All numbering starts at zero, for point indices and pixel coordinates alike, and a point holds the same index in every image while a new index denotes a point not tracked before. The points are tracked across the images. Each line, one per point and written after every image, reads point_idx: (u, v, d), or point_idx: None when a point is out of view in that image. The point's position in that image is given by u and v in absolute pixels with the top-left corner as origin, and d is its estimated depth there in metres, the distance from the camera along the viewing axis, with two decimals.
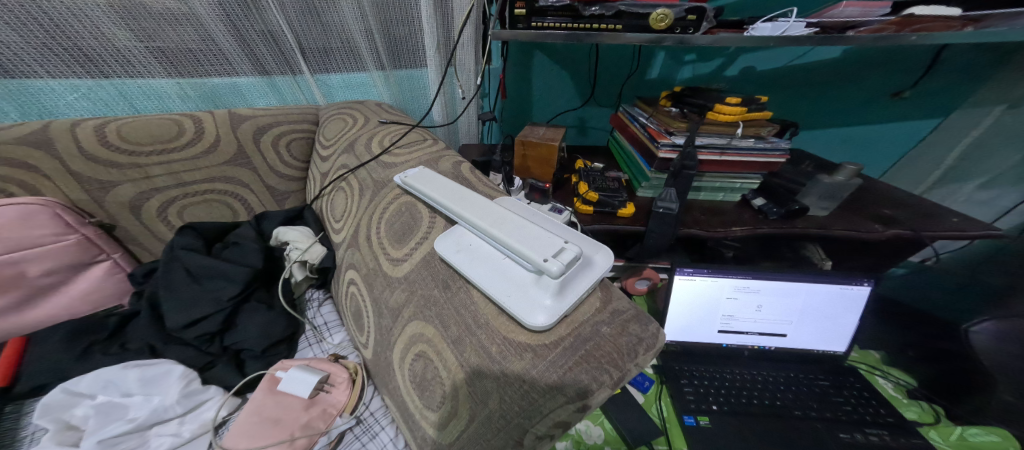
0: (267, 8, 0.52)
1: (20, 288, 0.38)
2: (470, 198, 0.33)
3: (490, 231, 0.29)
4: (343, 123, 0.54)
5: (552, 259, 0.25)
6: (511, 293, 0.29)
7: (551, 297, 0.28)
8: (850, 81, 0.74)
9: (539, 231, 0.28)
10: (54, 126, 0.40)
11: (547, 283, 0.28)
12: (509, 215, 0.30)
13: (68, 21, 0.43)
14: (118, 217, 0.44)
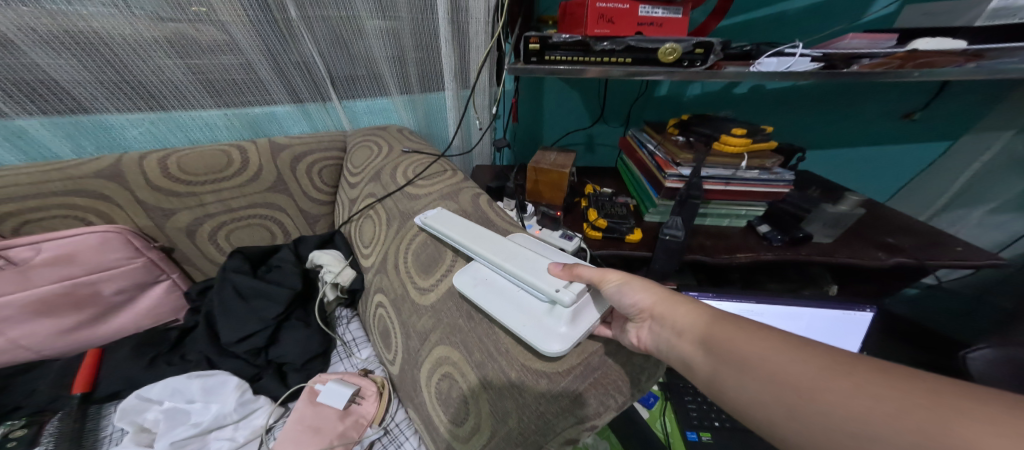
0: (302, 40, 0.57)
1: (96, 305, 0.45)
2: (486, 238, 0.38)
3: (507, 267, 0.34)
4: (369, 151, 0.58)
5: (565, 289, 0.31)
6: (527, 322, 0.31)
7: (566, 324, 0.31)
8: (858, 104, 0.75)
9: (551, 266, 0.34)
10: (126, 159, 0.46)
11: (561, 313, 0.31)
12: (524, 253, 0.35)
13: (131, 58, 0.48)
14: (177, 241, 0.50)
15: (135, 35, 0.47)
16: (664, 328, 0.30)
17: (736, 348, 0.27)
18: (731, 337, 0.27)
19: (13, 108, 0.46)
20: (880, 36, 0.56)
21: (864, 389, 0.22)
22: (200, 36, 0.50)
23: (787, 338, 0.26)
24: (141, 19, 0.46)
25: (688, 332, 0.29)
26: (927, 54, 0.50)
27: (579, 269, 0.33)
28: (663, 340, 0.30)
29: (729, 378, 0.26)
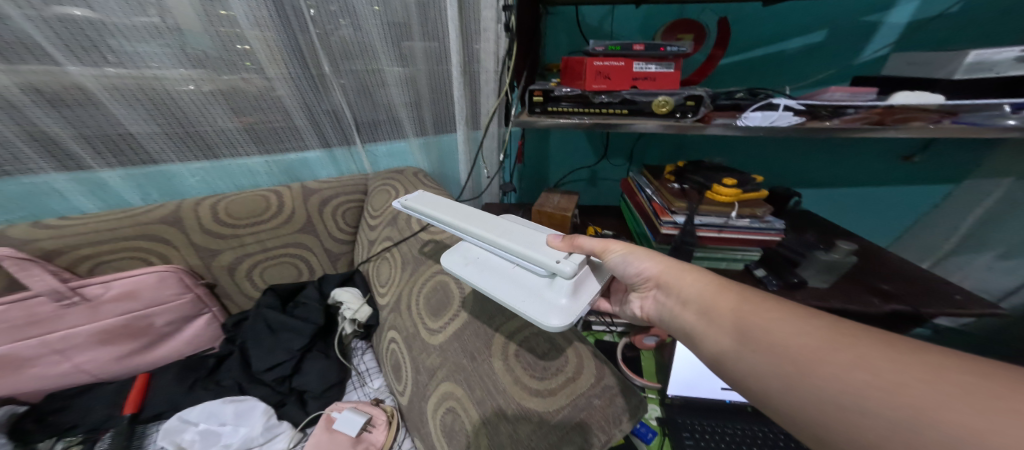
0: (334, 93, 0.65)
1: (149, 335, 0.54)
2: (475, 217, 0.39)
3: (503, 244, 0.36)
4: (387, 195, 0.65)
5: (565, 260, 0.34)
6: (531, 299, 0.35)
7: (567, 297, 0.34)
8: (851, 146, 0.79)
9: (546, 242, 0.37)
10: (183, 206, 0.55)
11: (562, 287, 0.34)
12: (517, 230, 0.38)
13: (192, 109, 0.56)
14: (217, 278, 0.58)
15: (198, 91, 0.55)
16: (671, 296, 0.37)
17: (749, 319, 0.31)
18: (743, 309, 0.32)
19: (97, 161, 0.54)
20: (861, 91, 0.61)
21: (863, 362, 0.25)
22: (248, 87, 0.57)
23: (800, 321, 0.29)
24: (203, 77, 0.54)
25: (692, 302, 0.36)
26: (903, 109, 0.56)
27: (580, 242, 0.38)
28: (669, 306, 0.38)
29: (732, 347, 0.31)
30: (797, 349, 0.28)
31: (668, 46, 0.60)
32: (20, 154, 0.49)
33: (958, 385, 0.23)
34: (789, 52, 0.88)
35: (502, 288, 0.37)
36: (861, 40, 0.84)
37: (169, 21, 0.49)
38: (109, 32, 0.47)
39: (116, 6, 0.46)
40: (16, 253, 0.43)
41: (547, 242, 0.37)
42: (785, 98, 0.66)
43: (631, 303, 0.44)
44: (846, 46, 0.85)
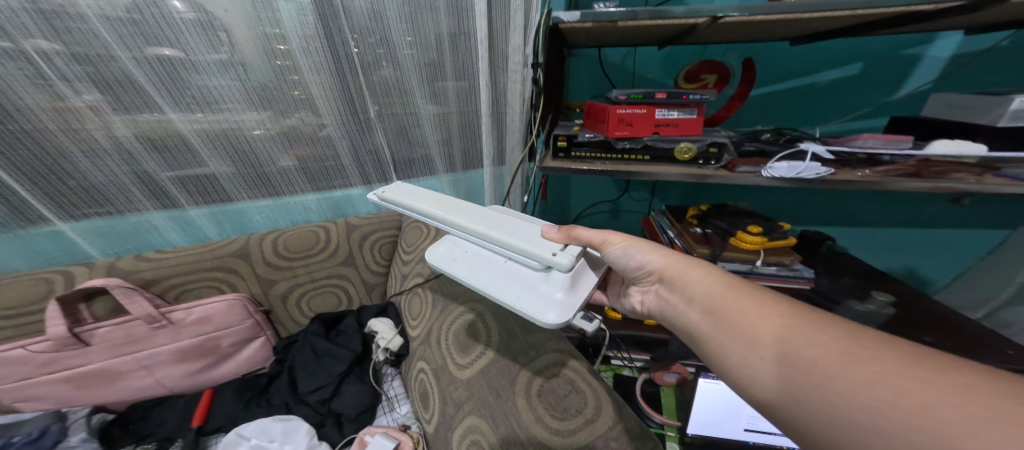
0: (376, 135, 0.73)
1: (216, 354, 0.69)
2: (464, 211, 0.42)
3: (500, 241, 0.39)
4: (419, 232, 0.75)
5: (562, 253, 0.37)
6: (532, 294, 0.41)
7: (564, 292, 0.40)
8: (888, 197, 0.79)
9: (541, 234, 0.41)
10: (251, 240, 0.68)
11: (559, 283, 0.40)
12: (509, 224, 0.41)
13: (261, 150, 0.65)
14: (273, 305, 0.72)
15: (267, 133, 0.64)
16: (675, 292, 0.44)
17: (755, 327, 0.36)
18: (743, 311, 0.37)
19: (188, 200, 0.65)
20: (895, 138, 0.61)
21: (885, 378, 0.28)
22: (304, 127, 0.66)
23: (818, 335, 0.33)
24: (271, 119, 0.63)
25: (695, 301, 0.42)
26: (937, 163, 0.58)
27: (578, 232, 0.42)
28: (672, 304, 0.44)
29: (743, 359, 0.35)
30: (816, 359, 0.31)
31: (691, 94, 0.63)
32: (131, 197, 0.60)
33: (993, 410, 0.25)
34: (820, 84, 0.88)
35: (503, 281, 0.42)
36: (897, 75, 0.82)
37: (236, 57, 0.56)
38: (193, 71, 0.54)
39: (199, 44, 0.53)
40: (123, 283, 0.57)
41: (542, 235, 0.41)
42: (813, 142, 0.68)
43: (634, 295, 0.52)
44: (881, 83, 0.84)
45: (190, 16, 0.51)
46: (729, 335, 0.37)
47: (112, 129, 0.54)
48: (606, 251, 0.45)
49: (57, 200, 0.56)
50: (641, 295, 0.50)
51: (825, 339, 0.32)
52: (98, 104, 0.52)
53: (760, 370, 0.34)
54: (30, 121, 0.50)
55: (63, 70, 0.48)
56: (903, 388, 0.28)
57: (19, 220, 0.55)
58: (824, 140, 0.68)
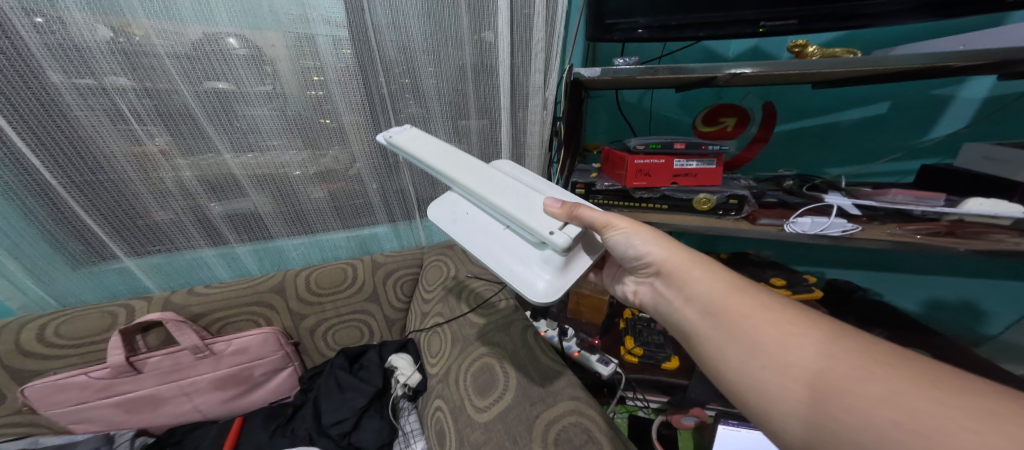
0: (404, 178, 0.82)
1: (248, 383, 0.74)
2: (473, 174, 0.47)
3: (505, 209, 0.44)
4: (438, 270, 0.82)
5: (559, 232, 0.41)
6: (528, 267, 0.45)
7: (557, 273, 0.44)
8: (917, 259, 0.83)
9: (545, 209, 0.44)
10: (286, 276, 0.74)
11: (553, 264, 0.44)
12: (514, 195, 0.45)
13: (300, 192, 0.73)
14: (302, 338, 0.77)
15: (304, 175, 0.72)
16: (670, 287, 0.45)
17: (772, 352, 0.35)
18: (744, 321, 0.38)
19: (236, 238, 0.72)
20: (927, 194, 0.59)
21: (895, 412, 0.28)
22: (338, 166, 0.74)
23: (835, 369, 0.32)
24: (311, 161, 0.72)
25: (691, 299, 0.42)
26: (971, 223, 0.57)
27: (582, 212, 0.45)
28: (667, 299, 0.45)
29: (751, 397, 0.36)
30: (826, 371, 0.32)
31: (709, 145, 0.64)
32: (189, 236, 0.68)
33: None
34: (844, 124, 0.88)
35: (497, 248, 0.47)
36: (929, 116, 0.79)
37: (279, 90, 0.63)
38: (241, 102, 0.62)
39: (248, 76, 0.60)
40: (175, 317, 0.64)
41: (546, 209, 0.44)
42: (838, 193, 0.68)
43: (628, 287, 0.54)
44: (910, 124, 0.82)
45: (243, 52, 0.59)
46: (727, 331, 0.38)
47: (179, 174, 0.63)
48: (606, 232, 0.46)
49: (127, 239, 0.64)
50: (635, 287, 0.52)
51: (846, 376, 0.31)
52: (167, 147, 0.61)
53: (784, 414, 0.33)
54: (112, 166, 0.58)
55: (134, 105, 0.56)
56: (920, 412, 0.28)
57: (93, 259, 0.63)
58: (850, 192, 0.68)
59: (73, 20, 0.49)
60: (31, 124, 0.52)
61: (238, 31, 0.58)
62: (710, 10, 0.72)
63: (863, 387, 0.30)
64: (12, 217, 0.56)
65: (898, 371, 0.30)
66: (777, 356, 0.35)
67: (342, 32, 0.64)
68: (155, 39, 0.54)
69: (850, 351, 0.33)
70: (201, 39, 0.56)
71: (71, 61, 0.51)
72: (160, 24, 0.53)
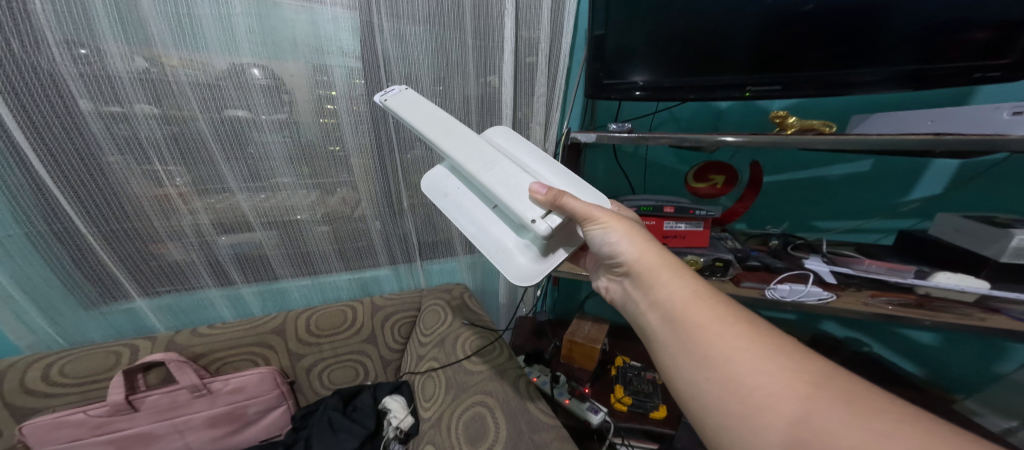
0: (406, 225, 0.87)
1: (241, 421, 0.74)
2: (471, 157, 0.52)
3: (496, 193, 0.50)
4: (436, 315, 0.85)
5: (542, 221, 0.48)
6: (513, 251, 0.53)
7: (537, 261, 0.52)
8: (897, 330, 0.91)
9: (532, 196, 0.50)
10: (287, 318, 0.79)
11: (533, 254, 0.53)
12: (507, 181, 0.51)
13: (304, 235, 0.78)
14: (298, 377, 0.79)
15: (311, 217, 0.77)
16: (637, 288, 0.48)
17: (727, 372, 0.39)
18: (700, 336, 0.41)
19: (242, 278, 0.77)
20: (898, 266, 0.64)
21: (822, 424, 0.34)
22: (344, 206, 0.79)
23: (776, 390, 0.36)
24: (319, 203, 0.77)
25: (655, 305, 0.46)
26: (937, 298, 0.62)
27: (565, 201, 0.49)
28: (632, 300, 0.49)
29: (707, 412, 0.40)
30: (760, 389, 0.37)
31: (697, 210, 0.69)
32: (198, 277, 0.73)
33: None
34: (833, 177, 0.90)
35: (487, 226, 0.55)
36: (909, 178, 0.83)
37: (292, 117, 0.69)
38: (255, 129, 0.67)
39: (264, 105, 0.66)
40: (178, 357, 0.68)
41: (532, 195, 0.50)
42: (819, 258, 0.72)
43: (599, 280, 0.58)
44: (893, 184, 0.85)
45: (263, 82, 0.65)
46: (683, 340, 0.42)
47: (197, 220, 0.69)
48: (586, 224, 0.49)
49: (141, 279, 0.69)
50: (605, 283, 0.56)
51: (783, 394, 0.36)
52: (184, 190, 0.66)
53: (737, 432, 0.37)
54: (134, 207, 0.64)
55: (153, 131, 0.61)
56: None
57: (105, 298, 0.68)
58: (831, 257, 0.72)
59: (111, 53, 0.56)
60: (60, 160, 0.57)
61: (260, 63, 0.64)
62: (699, 73, 0.75)
63: (785, 409, 0.36)
64: (39, 266, 0.62)
65: (820, 397, 0.35)
66: (721, 370, 0.39)
67: (355, 63, 0.70)
68: (182, 70, 0.60)
69: (792, 370, 0.37)
70: (227, 69, 0.62)
71: (100, 89, 0.56)
72: (187, 55, 0.60)
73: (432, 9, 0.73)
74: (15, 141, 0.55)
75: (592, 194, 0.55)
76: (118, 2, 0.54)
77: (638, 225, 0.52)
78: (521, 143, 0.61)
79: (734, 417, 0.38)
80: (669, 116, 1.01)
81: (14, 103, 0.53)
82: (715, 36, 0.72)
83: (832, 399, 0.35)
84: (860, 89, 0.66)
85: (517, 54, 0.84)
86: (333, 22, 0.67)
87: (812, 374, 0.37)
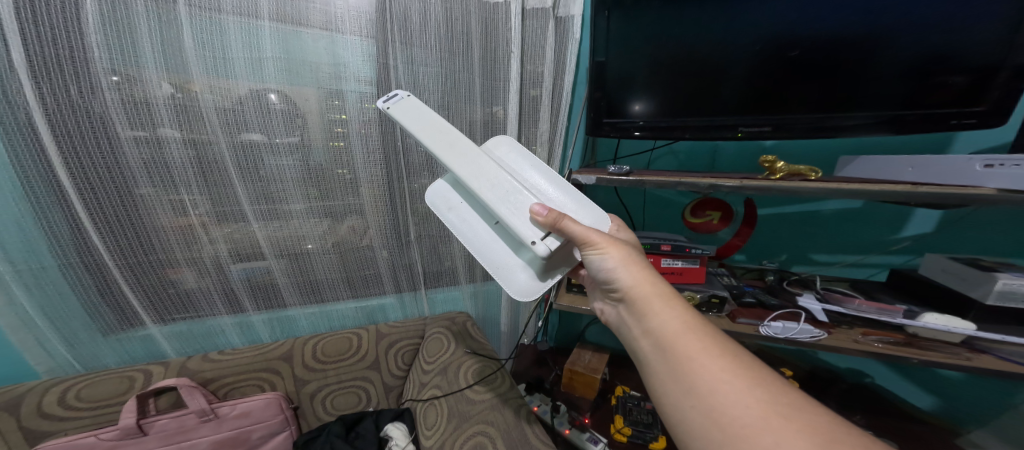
0: (411, 255, 0.91)
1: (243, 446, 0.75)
2: (473, 174, 0.54)
3: (498, 213, 0.52)
4: (439, 343, 0.87)
5: (541, 243, 0.50)
6: (513, 267, 0.57)
7: (536, 278, 0.56)
8: (896, 366, 0.91)
9: (532, 217, 0.52)
10: (294, 344, 0.82)
11: (533, 271, 0.56)
12: (508, 201, 0.52)
13: (313, 263, 0.82)
14: (302, 402, 0.81)
15: (320, 247, 0.81)
16: (632, 315, 0.51)
17: (710, 400, 0.41)
18: (688, 365, 0.43)
19: (254, 306, 0.81)
20: (887, 306, 0.66)
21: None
22: (352, 231, 0.83)
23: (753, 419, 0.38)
24: (329, 233, 0.81)
25: (647, 332, 0.48)
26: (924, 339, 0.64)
27: (565, 224, 0.51)
28: (626, 325, 0.52)
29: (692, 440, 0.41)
30: (735, 419, 0.39)
31: (691, 248, 0.73)
32: (211, 305, 0.77)
33: None
34: (823, 213, 0.93)
35: (489, 242, 0.58)
36: (899, 218, 0.86)
37: (304, 140, 0.75)
38: (271, 153, 0.72)
39: (280, 128, 0.72)
40: (189, 382, 0.70)
41: (533, 216, 0.52)
42: (813, 295, 0.75)
43: (594, 302, 0.61)
44: (883, 223, 0.88)
45: (281, 107, 0.71)
46: (670, 368, 0.44)
47: (216, 250, 0.74)
48: (585, 248, 0.52)
49: (156, 306, 0.73)
50: (601, 306, 0.59)
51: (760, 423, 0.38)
52: (204, 219, 0.72)
53: None
54: (159, 238, 0.70)
55: (178, 154, 0.67)
56: None
57: (123, 325, 0.73)
58: (823, 294, 0.75)
59: (150, 83, 0.63)
60: (93, 184, 0.64)
61: (279, 88, 0.71)
62: (695, 114, 0.78)
63: (757, 439, 0.37)
64: (63, 289, 0.67)
65: (789, 428, 0.37)
66: (704, 398, 0.41)
67: (368, 88, 0.77)
68: (203, 94, 0.66)
69: (768, 402, 0.39)
70: (248, 94, 0.69)
71: (139, 113, 0.64)
72: (215, 82, 0.66)
73: (440, 48, 0.80)
74: (60, 180, 0.62)
75: (591, 213, 0.58)
76: (166, 47, 0.63)
77: (637, 252, 0.54)
78: (522, 156, 0.61)
79: (711, 446, 0.39)
80: (668, 149, 1.05)
81: (65, 143, 0.61)
82: (704, 80, 0.76)
83: (797, 431, 0.37)
84: (845, 131, 0.69)
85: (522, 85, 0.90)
86: (351, 50, 0.74)
87: (784, 405, 0.39)
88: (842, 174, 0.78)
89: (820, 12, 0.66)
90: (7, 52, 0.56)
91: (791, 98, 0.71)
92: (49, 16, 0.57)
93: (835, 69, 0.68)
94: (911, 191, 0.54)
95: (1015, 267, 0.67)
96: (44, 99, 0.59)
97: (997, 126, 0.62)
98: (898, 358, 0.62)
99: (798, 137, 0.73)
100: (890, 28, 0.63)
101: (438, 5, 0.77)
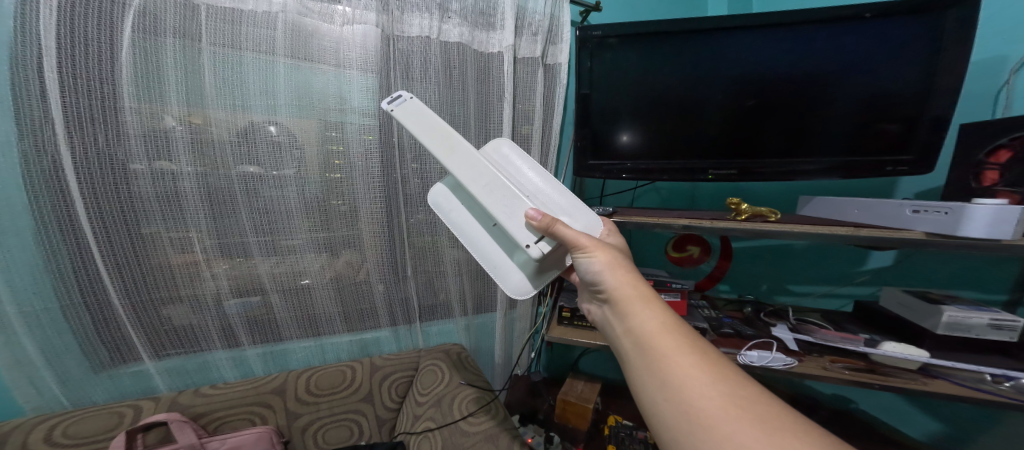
0: (407, 287, 0.94)
1: None
2: (476, 179, 0.58)
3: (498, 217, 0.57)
4: (434, 375, 0.88)
5: (535, 246, 0.55)
6: (511, 267, 0.63)
7: (531, 277, 0.62)
8: (872, 392, 0.96)
9: (528, 221, 0.57)
10: (289, 377, 0.83)
11: (528, 271, 0.62)
12: (508, 206, 0.57)
13: (311, 297, 0.85)
14: (293, 436, 0.80)
15: (319, 281, 0.85)
16: (615, 317, 0.54)
17: (679, 394, 0.44)
18: (663, 361, 0.46)
19: (250, 341, 0.82)
20: (848, 335, 0.74)
21: (743, 437, 0.39)
22: (351, 262, 0.87)
23: (716, 411, 0.42)
24: (328, 266, 0.85)
25: (629, 332, 0.51)
26: (883, 365, 0.70)
27: (558, 228, 0.56)
28: (610, 327, 0.55)
29: (664, 430, 0.44)
30: (700, 411, 0.42)
31: (673, 282, 0.81)
32: (208, 340, 0.78)
33: None
34: (791, 249, 1.02)
35: (488, 243, 0.63)
36: (859, 253, 0.94)
37: (302, 172, 0.79)
38: (273, 184, 0.77)
39: (282, 160, 0.77)
40: (180, 417, 0.70)
41: (529, 220, 0.56)
42: (787, 326, 0.82)
43: (584, 301, 0.64)
44: (847, 257, 0.96)
45: (281, 139, 0.77)
46: (646, 365, 0.47)
47: (217, 285, 0.77)
48: (575, 251, 0.56)
49: (153, 341, 0.75)
50: (588, 306, 0.62)
51: (720, 413, 0.41)
52: (207, 254, 0.75)
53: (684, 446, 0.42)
54: (163, 275, 0.72)
55: (187, 187, 0.71)
56: None
57: (115, 361, 0.73)
58: (796, 325, 0.82)
59: (172, 129, 0.69)
60: (108, 224, 0.67)
61: (282, 122, 0.76)
62: (671, 159, 0.86)
63: (718, 429, 0.41)
64: (62, 324, 0.68)
65: (745, 419, 0.41)
66: (674, 392, 0.44)
67: (369, 120, 0.83)
68: (210, 127, 0.71)
69: (728, 394, 0.43)
70: (250, 126, 0.74)
71: (157, 149, 0.69)
72: (224, 114, 0.72)
73: (437, 93, 0.89)
74: (76, 221, 0.65)
75: (584, 217, 0.63)
76: (188, 95, 0.70)
77: (624, 257, 0.58)
78: (522, 160, 0.67)
79: (680, 436, 0.43)
80: (651, 188, 1.14)
81: (87, 187, 0.65)
82: (679, 127, 0.84)
83: (751, 420, 0.40)
84: (801, 177, 0.79)
85: (514, 125, 0.99)
86: (355, 89, 0.81)
87: (742, 397, 0.42)
88: (803, 213, 0.86)
89: (773, 75, 0.77)
90: (43, 106, 0.62)
91: (757, 144, 0.80)
92: (87, 72, 0.63)
93: (792, 117, 0.77)
94: (853, 234, 0.62)
95: (958, 300, 0.75)
96: (74, 147, 0.64)
97: (929, 172, 0.72)
98: (863, 383, 0.66)
99: (763, 180, 0.81)
100: (823, 94, 0.75)
101: (438, 56, 0.87)
